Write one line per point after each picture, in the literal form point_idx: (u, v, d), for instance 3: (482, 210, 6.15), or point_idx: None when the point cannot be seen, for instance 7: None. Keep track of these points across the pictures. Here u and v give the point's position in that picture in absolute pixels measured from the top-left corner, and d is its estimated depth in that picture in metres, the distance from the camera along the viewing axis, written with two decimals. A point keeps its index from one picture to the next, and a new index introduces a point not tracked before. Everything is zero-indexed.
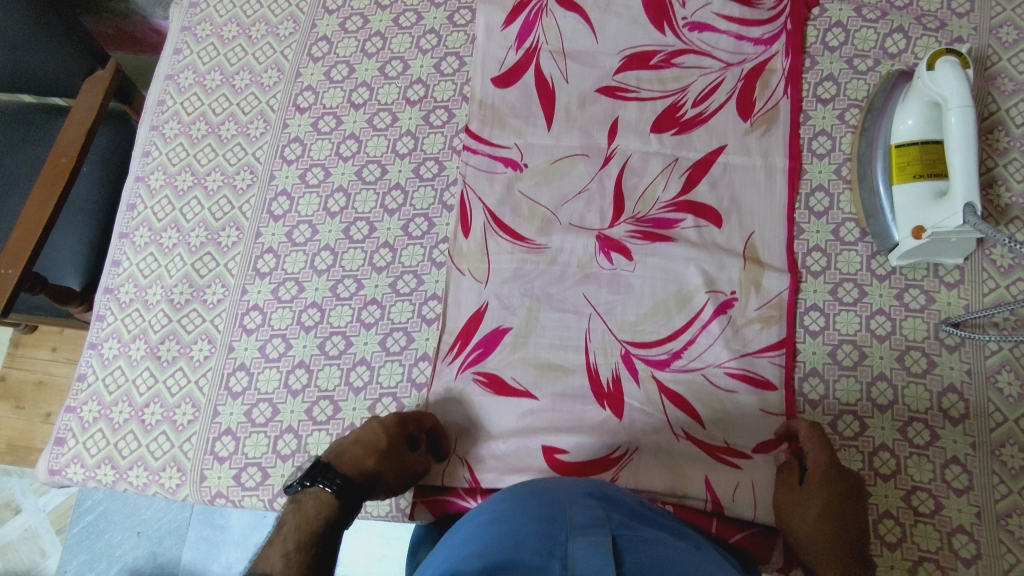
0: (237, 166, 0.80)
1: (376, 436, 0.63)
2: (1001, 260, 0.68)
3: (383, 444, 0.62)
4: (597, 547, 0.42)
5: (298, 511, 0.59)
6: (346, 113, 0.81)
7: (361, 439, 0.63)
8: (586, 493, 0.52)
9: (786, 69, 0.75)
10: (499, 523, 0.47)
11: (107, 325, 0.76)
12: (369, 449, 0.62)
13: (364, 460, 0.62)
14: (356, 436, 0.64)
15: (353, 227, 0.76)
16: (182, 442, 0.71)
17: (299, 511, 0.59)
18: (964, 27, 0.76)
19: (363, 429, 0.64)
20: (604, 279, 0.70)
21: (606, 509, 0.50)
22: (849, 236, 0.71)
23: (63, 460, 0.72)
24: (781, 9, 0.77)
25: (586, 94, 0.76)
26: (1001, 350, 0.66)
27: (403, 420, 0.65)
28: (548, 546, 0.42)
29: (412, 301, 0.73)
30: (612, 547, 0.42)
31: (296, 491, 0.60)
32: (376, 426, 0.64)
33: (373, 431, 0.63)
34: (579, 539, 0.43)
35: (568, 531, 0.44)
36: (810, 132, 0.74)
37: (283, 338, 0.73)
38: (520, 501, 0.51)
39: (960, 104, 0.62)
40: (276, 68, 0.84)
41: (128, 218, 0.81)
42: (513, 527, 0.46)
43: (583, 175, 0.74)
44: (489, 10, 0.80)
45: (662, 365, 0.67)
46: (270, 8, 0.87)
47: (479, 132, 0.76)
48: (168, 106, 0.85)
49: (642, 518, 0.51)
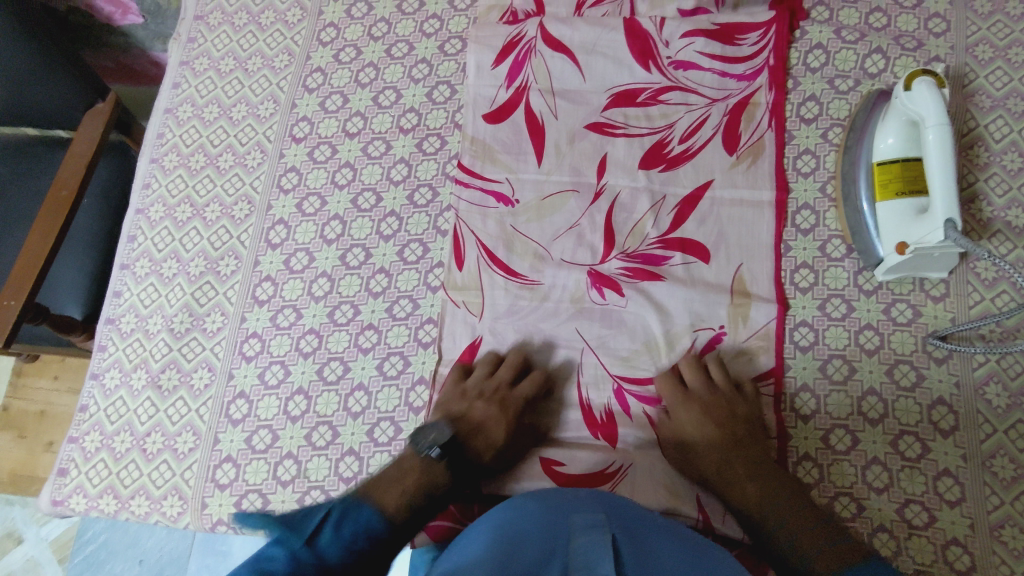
0: (235, 197, 0.82)
1: (499, 431, 0.67)
2: (985, 273, 0.69)
3: (504, 440, 0.67)
4: (596, 545, 0.46)
5: (425, 474, 0.62)
6: (341, 142, 0.82)
7: (485, 424, 0.67)
8: (593, 500, 0.55)
9: (770, 103, 0.77)
10: (504, 530, 0.51)
11: (109, 355, 0.78)
12: (489, 445, 0.66)
13: (485, 452, 0.66)
14: (477, 414, 0.67)
15: (350, 253, 0.77)
16: (183, 470, 0.71)
17: (423, 478, 0.62)
18: (941, 46, 0.78)
19: (485, 412, 0.67)
20: (597, 313, 0.71)
21: (609, 514, 0.53)
22: (836, 252, 0.72)
23: (65, 491, 0.73)
24: (764, 44, 0.78)
25: (575, 130, 0.78)
26: (988, 362, 0.66)
27: (522, 413, 0.68)
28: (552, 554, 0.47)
29: (409, 325, 0.74)
30: (611, 542, 0.47)
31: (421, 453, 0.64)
32: (499, 417, 0.67)
33: (499, 426, 0.67)
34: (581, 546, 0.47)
35: (568, 534, 0.49)
36: (795, 151, 0.76)
37: (282, 365, 0.74)
38: (525, 507, 0.54)
39: (938, 124, 0.63)
40: (273, 99, 0.86)
41: (128, 249, 0.82)
42: (519, 531, 0.50)
43: (574, 211, 0.75)
44: (477, 51, 0.82)
45: (653, 403, 0.69)
46: (266, 42, 0.89)
47: (470, 167, 0.78)
48: (167, 139, 0.87)
49: (643, 526, 0.53)
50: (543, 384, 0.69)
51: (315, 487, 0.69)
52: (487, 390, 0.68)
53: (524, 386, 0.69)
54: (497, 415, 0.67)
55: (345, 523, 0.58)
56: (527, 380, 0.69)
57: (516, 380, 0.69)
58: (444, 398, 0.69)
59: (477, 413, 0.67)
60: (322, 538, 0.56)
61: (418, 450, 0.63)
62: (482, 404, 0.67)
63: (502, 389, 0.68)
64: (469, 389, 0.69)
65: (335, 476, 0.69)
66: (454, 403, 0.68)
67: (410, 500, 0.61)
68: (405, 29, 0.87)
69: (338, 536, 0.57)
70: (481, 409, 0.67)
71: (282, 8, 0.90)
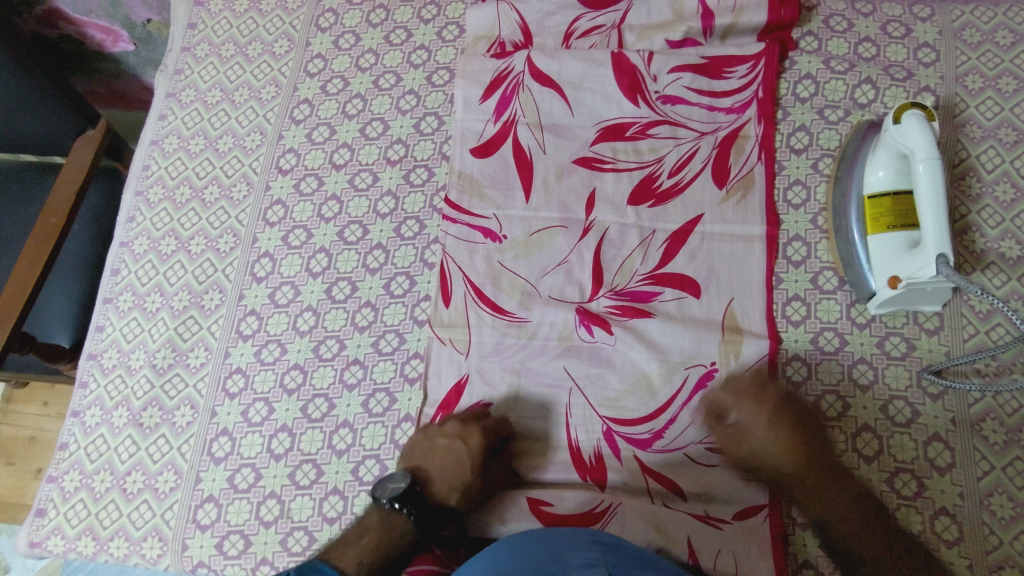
0: (220, 229, 0.81)
1: (463, 471, 0.64)
2: (979, 306, 0.68)
3: (469, 477, 0.65)
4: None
5: (384, 532, 0.62)
6: (328, 174, 0.82)
7: (448, 465, 0.65)
8: (587, 538, 0.54)
9: (759, 136, 0.76)
10: (499, 564, 0.50)
11: (90, 392, 0.76)
12: (454, 486, 0.65)
13: (450, 496, 0.65)
14: (440, 452, 0.65)
15: (335, 287, 0.76)
16: (163, 510, 0.70)
17: (385, 533, 0.62)
18: (931, 76, 0.78)
19: (447, 449, 0.65)
20: (585, 352, 0.70)
21: (603, 550, 0.51)
22: (828, 285, 0.71)
23: (43, 532, 0.71)
24: (752, 77, 0.78)
25: (564, 165, 0.77)
26: (984, 398, 0.65)
27: (487, 445, 0.66)
28: None
29: (395, 361, 0.73)
30: None
31: (383, 508, 0.63)
32: (461, 452, 0.65)
33: (462, 467, 0.64)
34: None
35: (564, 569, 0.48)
36: (785, 182, 0.75)
37: (266, 402, 0.73)
38: (521, 544, 0.53)
39: (926, 158, 0.63)
40: (259, 131, 0.85)
41: (112, 283, 0.81)
42: (514, 566, 0.49)
43: (563, 247, 0.74)
44: (466, 85, 0.81)
45: (645, 445, 0.67)
46: (253, 72, 0.89)
47: (458, 202, 0.77)
48: (153, 171, 0.86)
49: (641, 563, 0.51)
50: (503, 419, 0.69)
51: (298, 527, 0.67)
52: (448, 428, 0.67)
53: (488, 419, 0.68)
54: (460, 454, 0.65)
55: None
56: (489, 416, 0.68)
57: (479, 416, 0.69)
58: (412, 446, 0.67)
59: (440, 451, 0.65)
60: None
61: (379, 504, 0.63)
62: (444, 442, 0.66)
63: (464, 424, 0.67)
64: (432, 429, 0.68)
65: (319, 517, 0.67)
66: (419, 448, 0.66)
67: (372, 556, 0.60)
68: (393, 60, 0.87)
69: None
70: (443, 450, 0.65)
71: (269, 40, 0.90)
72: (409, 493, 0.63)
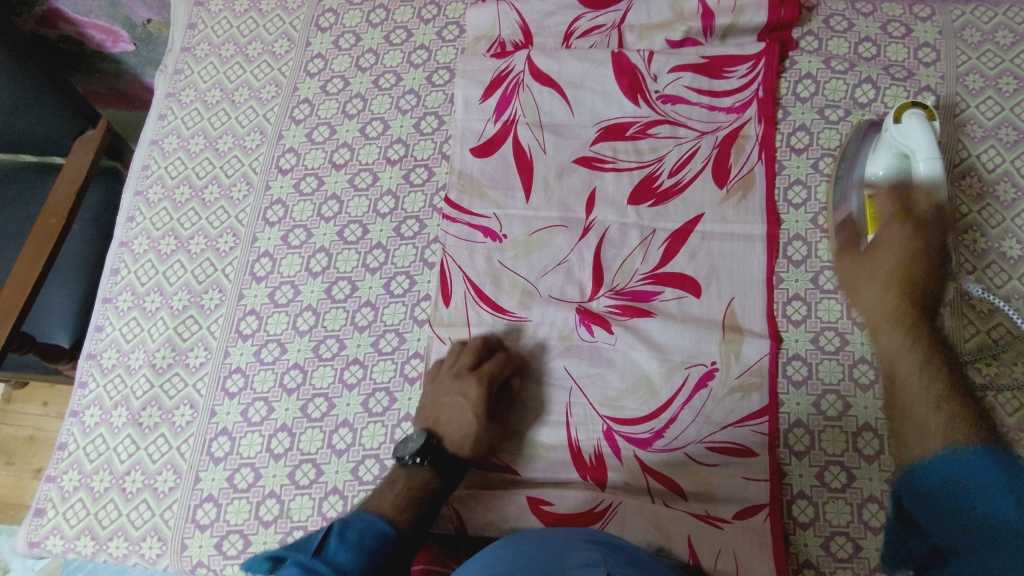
0: (220, 229, 0.81)
1: (469, 423, 0.66)
2: (980, 305, 0.68)
3: (476, 427, 0.66)
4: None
5: (412, 483, 0.63)
6: (328, 174, 0.82)
7: (458, 419, 0.67)
8: (588, 539, 0.53)
9: (759, 136, 0.76)
10: (499, 565, 0.50)
11: (89, 392, 0.76)
12: (465, 437, 0.66)
13: (463, 446, 0.66)
14: (448, 407, 0.67)
15: (335, 287, 0.76)
16: (163, 510, 0.70)
17: (414, 485, 0.63)
18: (931, 76, 0.78)
19: (454, 403, 0.67)
20: (585, 352, 0.70)
21: (603, 551, 0.51)
22: (828, 284, 0.71)
23: (41, 532, 0.71)
24: (753, 77, 0.78)
25: (564, 164, 0.77)
26: (985, 397, 0.65)
27: (490, 392, 0.67)
28: None
29: (395, 360, 0.73)
30: None
31: (406, 464, 0.65)
32: (465, 405, 0.66)
33: (467, 418, 0.66)
34: None
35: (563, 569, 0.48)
36: (786, 182, 0.75)
37: (266, 402, 0.73)
38: (520, 545, 0.53)
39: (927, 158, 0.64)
40: (259, 131, 0.85)
41: (111, 282, 0.81)
42: (515, 566, 0.49)
43: (563, 246, 0.74)
44: (466, 85, 0.81)
45: (645, 444, 0.67)
46: (253, 72, 0.89)
47: (458, 201, 0.77)
48: (152, 171, 0.86)
49: (640, 564, 0.51)
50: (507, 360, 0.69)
51: (298, 527, 0.67)
52: (452, 383, 0.68)
53: (485, 364, 0.68)
54: (463, 406, 0.66)
55: (348, 532, 0.58)
56: (490, 362, 0.68)
57: (478, 362, 0.69)
58: (422, 399, 0.69)
59: (449, 407, 0.67)
60: (330, 548, 0.57)
61: (401, 462, 0.65)
62: (450, 397, 0.67)
63: (464, 376, 0.68)
64: (440, 383, 0.69)
65: (319, 516, 0.67)
66: (428, 403, 0.68)
67: (407, 502, 0.62)
68: (393, 60, 0.87)
69: (344, 544, 0.58)
70: (449, 406, 0.67)
71: (269, 40, 0.90)
72: (427, 447, 0.65)
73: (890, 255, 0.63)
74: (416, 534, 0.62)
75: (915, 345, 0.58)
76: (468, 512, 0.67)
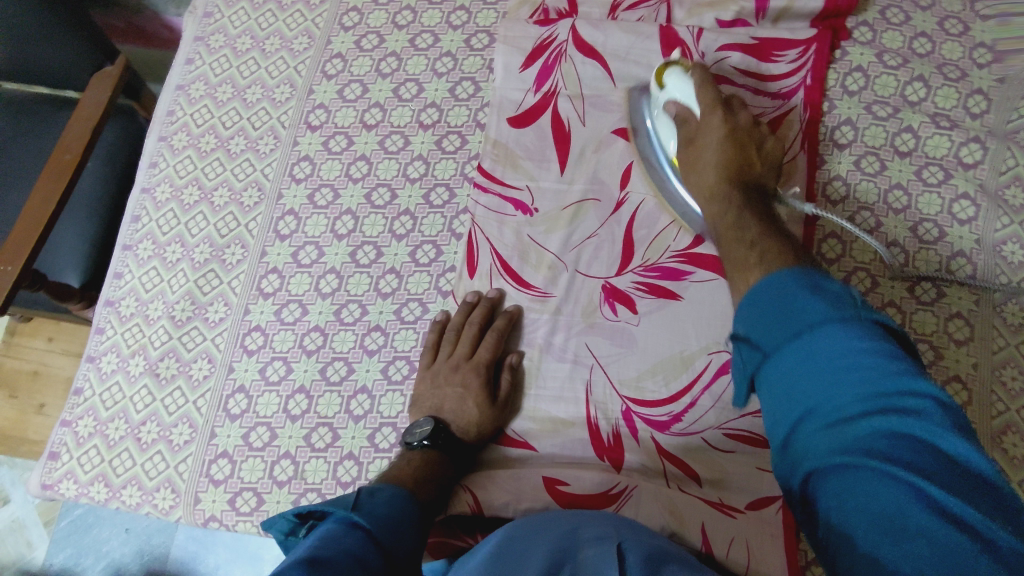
0: (244, 182, 0.80)
1: (472, 410, 0.66)
2: (1012, 318, 0.68)
3: (479, 413, 0.66)
4: (605, 552, 0.45)
5: (426, 463, 0.63)
6: (358, 134, 0.80)
7: (460, 409, 0.67)
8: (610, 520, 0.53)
9: (804, 124, 0.74)
10: (513, 539, 0.50)
11: (106, 339, 0.76)
12: (472, 424, 0.66)
13: (470, 430, 0.66)
14: (450, 397, 0.67)
15: (360, 251, 0.75)
16: (177, 462, 0.70)
17: (429, 465, 0.63)
18: (985, 78, 0.76)
19: (456, 394, 0.67)
20: (608, 332, 0.69)
21: (619, 528, 0.51)
22: (861, 285, 0.70)
23: (55, 475, 0.71)
24: (802, 63, 0.76)
25: (601, 140, 0.75)
26: (1008, 411, 0.65)
27: (487, 376, 0.68)
28: (560, 554, 0.46)
29: (417, 330, 0.72)
30: (619, 551, 0.45)
31: (415, 450, 0.64)
32: (465, 395, 0.67)
33: (468, 406, 0.66)
34: (588, 549, 0.46)
35: (579, 543, 0.48)
36: (826, 176, 0.74)
37: (284, 362, 0.72)
38: (537, 519, 0.53)
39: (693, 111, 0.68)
40: (289, 83, 0.83)
41: (132, 230, 0.80)
42: (528, 539, 0.49)
43: (594, 223, 0.73)
44: (506, 51, 0.79)
45: (662, 427, 0.66)
46: (286, 21, 0.86)
47: (490, 171, 0.75)
48: (177, 117, 0.84)
49: None
50: (501, 337, 0.69)
51: (311, 489, 0.67)
52: (453, 376, 0.68)
53: (480, 350, 0.69)
54: (463, 395, 0.67)
55: (378, 496, 0.55)
56: (485, 346, 0.69)
57: (474, 349, 0.69)
58: (417, 392, 0.69)
59: (451, 399, 0.67)
60: (366, 507, 0.53)
61: (410, 447, 0.65)
62: (451, 389, 0.67)
63: (464, 368, 0.68)
64: (439, 374, 0.69)
65: (333, 480, 0.67)
66: (425, 395, 0.68)
67: (423, 475, 0.61)
68: (431, 20, 0.84)
69: (377, 504, 0.54)
70: (452, 397, 0.67)
71: None
72: (435, 433, 0.65)
73: (716, 134, 0.65)
74: (433, 504, 0.61)
75: (749, 214, 0.60)
76: (483, 494, 0.65)
